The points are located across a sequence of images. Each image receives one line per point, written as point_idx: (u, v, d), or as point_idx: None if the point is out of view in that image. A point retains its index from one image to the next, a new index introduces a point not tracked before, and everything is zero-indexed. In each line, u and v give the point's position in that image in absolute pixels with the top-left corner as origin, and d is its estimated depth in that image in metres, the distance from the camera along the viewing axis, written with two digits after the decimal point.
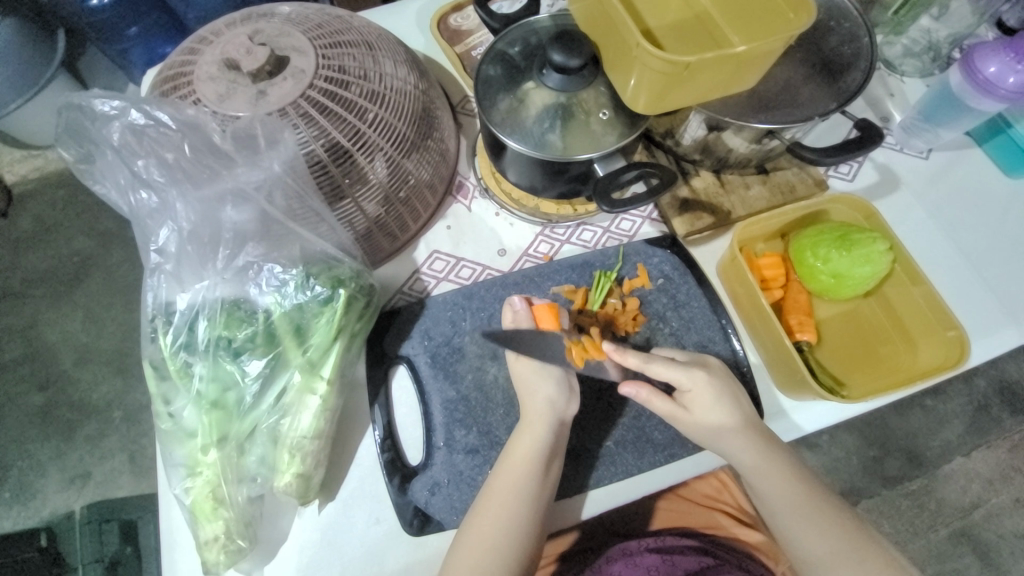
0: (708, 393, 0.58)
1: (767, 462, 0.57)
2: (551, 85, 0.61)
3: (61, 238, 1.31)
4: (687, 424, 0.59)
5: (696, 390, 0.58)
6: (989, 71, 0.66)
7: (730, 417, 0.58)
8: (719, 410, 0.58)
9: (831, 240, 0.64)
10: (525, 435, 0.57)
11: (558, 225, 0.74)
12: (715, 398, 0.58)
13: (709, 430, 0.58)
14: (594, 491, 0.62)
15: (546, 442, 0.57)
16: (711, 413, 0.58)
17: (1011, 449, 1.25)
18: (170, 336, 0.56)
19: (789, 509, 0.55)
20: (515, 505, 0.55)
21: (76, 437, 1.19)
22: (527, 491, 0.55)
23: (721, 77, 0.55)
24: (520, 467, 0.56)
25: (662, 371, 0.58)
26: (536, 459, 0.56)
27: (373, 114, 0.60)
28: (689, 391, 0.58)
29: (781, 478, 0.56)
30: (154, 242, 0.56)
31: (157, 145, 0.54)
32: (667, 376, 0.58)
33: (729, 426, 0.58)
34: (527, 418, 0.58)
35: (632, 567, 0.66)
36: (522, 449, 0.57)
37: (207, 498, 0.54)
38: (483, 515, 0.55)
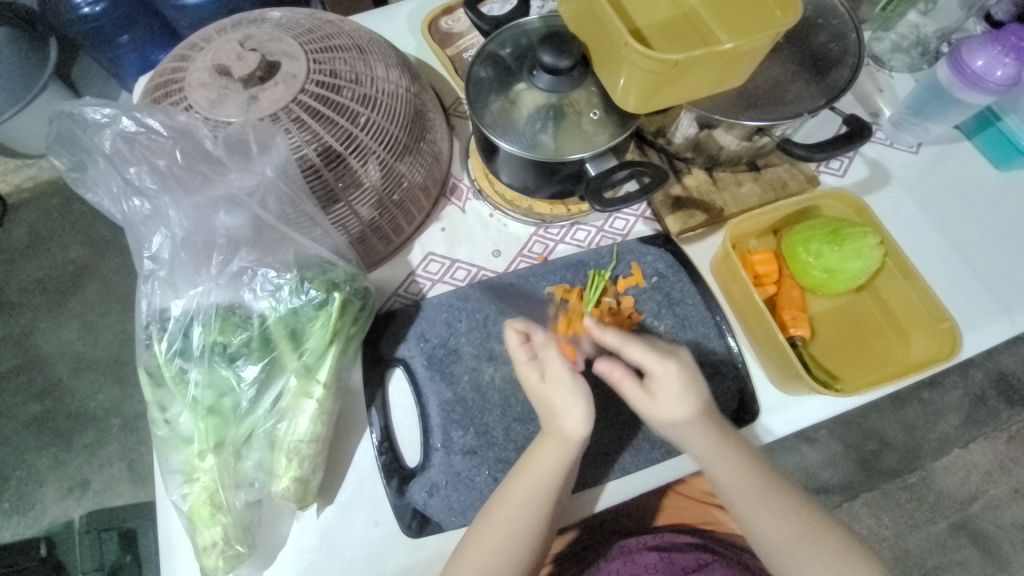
0: (677, 384, 0.55)
1: (733, 459, 0.57)
2: (542, 86, 0.61)
3: (56, 247, 1.31)
4: (652, 413, 0.57)
5: (667, 379, 0.55)
6: (976, 65, 0.67)
7: (697, 414, 0.56)
8: (683, 408, 0.56)
9: (822, 236, 0.64)
10: (549, 450, 0.56)
11: (552, 225, 0.75)
12: (681, 393, 0.55)
13: (668, 422, 0.57)
14: (610, 483, 0.63)
15: (568, 463, 0.56)
16: (670, 404, 0.56)
17: (1008, 440, 1.26)
18: (164, 343, 0.55)
19: (749, 497, 0.56)
20: (524, 517, 0.54)
21: (75, 445, 1.19)
22: (538, 505, 0.55)
23: (709, 75, 0.55)
24: (535, 486, 0.55)
25: (636, 354, 0.55)
26: (550, 477, 0.55)
27: (366, 117, 0.60)
28: (656, 386, 0.56)
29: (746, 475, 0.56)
30: (148, 249, 0.56)
31: (148, 152, 0.54)
32: (640, 360, 0.56)
33: (692, 420, 0.56)
34: (552, 436, 0.56)
35: (630, 565, 0.66)
36: (542, 466, 0.55)
37: (205, 504, 0.54)
38: (491, 525, 0.55)
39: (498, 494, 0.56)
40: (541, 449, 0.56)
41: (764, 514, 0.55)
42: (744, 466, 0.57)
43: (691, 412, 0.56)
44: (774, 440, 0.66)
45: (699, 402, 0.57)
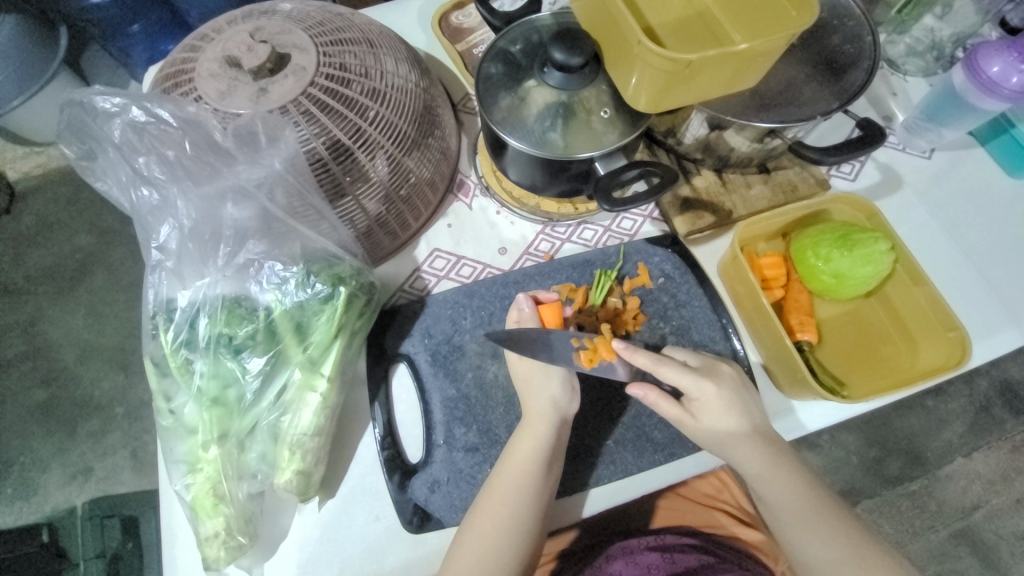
0: (715, 402, 0.57)
1: (785, 474, 0.56)
2: (552, 84, 0.61)
3: (63, 235, 1.32)
4: (693, 429, 0.58)
5: (704, 400, 0.57)
6: (992, 71, 0.66)
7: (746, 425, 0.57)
8: (726, 420, 0.57)
9: (832, 240, 0.63)
10: (528, 435, 0.57)
11: (559, 224, 0.74)
12: (721, 411, 0.57)
13: (712, 436, 0.58)
14: (592, 491, 0.62)
15: (548, 443, 0.57)
16: (715, 420, 0.57)
17: (1012, 450, 1.25)
18: (171, 333, 0.55)
19: (794, 512, 0.55)
20: (513, 505, 0.54)
21: (78, 433, 1.20)
22: (525, 490, 0.55)
23: (722, 76, 0.55)
24: (518, 469, 0.55)
25: (671, 375, 0.57)
26: (532, 461, 0.56)
27: (374, 112, 0.60)
28: (698, 402, 0.58)
29: (797, 490, 0.56)
30: (155, 239, 0.56)
31: (158, 142, 0.54)
32: (676, 381, 0.57)
33: (738, 430, 0.57)
34: (527, 420, 0.58)
35: (633, 566, 0.67)
36: (523, 450, 0.56)
37: (208, 495, 0.54)
38: (484, 518, 0.55)
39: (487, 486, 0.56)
40: (521, 435, 0.57)
41: (809, 529, 0.54)
42: (795, 481, 0.56)
43: (738, 421, 0.57)
44: (802, 436, 0.65)
45: (745, 412, 0.58)
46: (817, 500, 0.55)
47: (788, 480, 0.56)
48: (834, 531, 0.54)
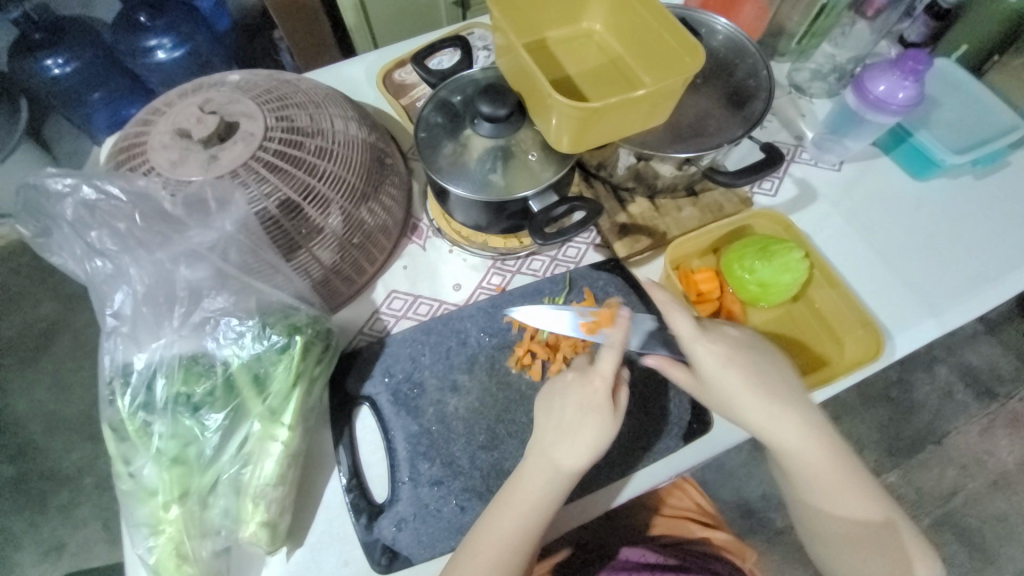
0: (713, 358, 0.60)
1: (812, 441, 0.59)
2: (485, 133, 0.66)
3: (28, 303, 1.31)
4: (699, 388, 0.62)
5: (704, 356, 0.61)
6: (879, 90, 0.75)
7: (772, 398, 0.60)
8: (725, 378, 0.60)
9: (754, 251, 0.69)
10: (537, 483, 0.57)
11: (508, 257, 0.78)
12: (734, 368, 0.60)
13: (717, 395, 0.61)
14: (567, 506, 0.64)
15: (554, 497, 0.57)
16: (721, 376, 0.60)
17: (979, 432, 1.31)
18: (127, 397, 0.56)
19: (796, 455, 0.59)
20: (515, 536, 0.56)
21: (49, 508, 1.16)
22: (526, 532, 0.56)
23: (634, 116, 0.61)
24: (524, 511, 0.56)
25: (676, 322, 0.61)
26: (534, 492, 0.57)
27: (323, 169, 0.64)
28: (711, 376, 0.60)
29: (824, 463, 0.59)
30: (110, 307, 0.58)
31: (109, 216, 0.57)
32: (682, 329, 0.61)
33: (741, 387, 0.60)
34: (548, 466, 0.57)
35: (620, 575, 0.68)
36: (530, 494, 0.57)
37: (171, 557, 0.54)
38: (480, 560, 0.55)
39: (480, 527, 0.57)
40: (535, 476, 0.57)
41: (806, 469, 0.59)
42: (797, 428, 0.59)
43: (760, 397, 0.59)
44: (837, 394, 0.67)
45: (766, 387, 0.60)
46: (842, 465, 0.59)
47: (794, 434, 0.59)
48: (856, 497, 0.59)
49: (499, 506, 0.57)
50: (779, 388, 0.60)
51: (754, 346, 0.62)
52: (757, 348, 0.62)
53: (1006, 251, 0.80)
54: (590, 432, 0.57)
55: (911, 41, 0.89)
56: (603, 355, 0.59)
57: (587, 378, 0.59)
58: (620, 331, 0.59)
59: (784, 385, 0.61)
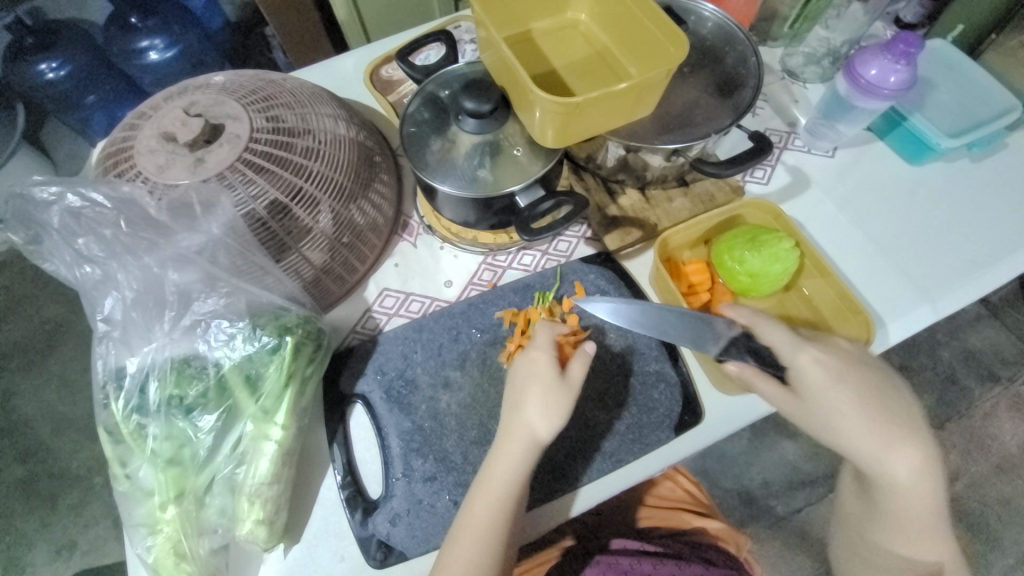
0: (829, 381, 0.57)
1: (921, 481, 0.56)
2: (469, 130, 0.66)
3: (32, 307, 1.32)
4: (801, 409, 0.58)
5: (813, 376, 0.57)
6: (869, 75, 0.74)
7: (885, 427, 0.56)
8: (848, 403, 0.56)
9: (744, 242, 0.68)
10: (506, 456, 0.58)
11: (499, 252, 0.78)
12: (844, 389, 0.56)
13: (824, 421, 0.57)
14: (569, 496, 0.64)
15: (524, 469, 0.58)
16: (831, 399, 0.56)
17: (983, 416, 1.31)
18: (121, 400, 0.57)
19: (901, 490, 0.57)
20: (494, 508, 0.56)
21: (60, 506, 1.18)
22: (502, 508, 0.57)
23: (619, 108, 0.61)
24: (496, 487, 0.57)
25: (768, 335, 0.60)
26: (507, 469, 0.57)
27: (311, 169, 0.64)
28: (816, 398, 0.57)
29: (930, 501, 0.57)
30: (100, 312, 0.58)
31: (95, 223, 0.57)
32: (772, 342, 0.60)
33: (862, 415, 0.56)
34: (520, 439, 0.58)
35: (614, 567, 0.68)
36: (501, 470, 0.57)
37: (169, 555, 0.55)
38: (460, 541, 0.56)
39: (464, 512, 0.58)
40: (508, 451, 0.58)
41: (908, 504, 0.57)
42: (915, 463, 0.56)
43: (877, 428, 0.56)
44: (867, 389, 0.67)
45: (894, 415, 0.57)
46: (934, 505, 0.57)
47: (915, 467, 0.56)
48: (931, 533, 0.59)
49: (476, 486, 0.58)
50: (906, 414, 0.57)
51: (865, 361, 0.60)
52: (875, 365, 0.60)
53: (1011, 239, 0.79)
54: (558, 406, 0.58)
55: (907, 22, 0.92)
56: (534, 347, 0.62)
57: (524, 368, 0.61)
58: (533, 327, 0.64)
59: (904, 415, 0.57)
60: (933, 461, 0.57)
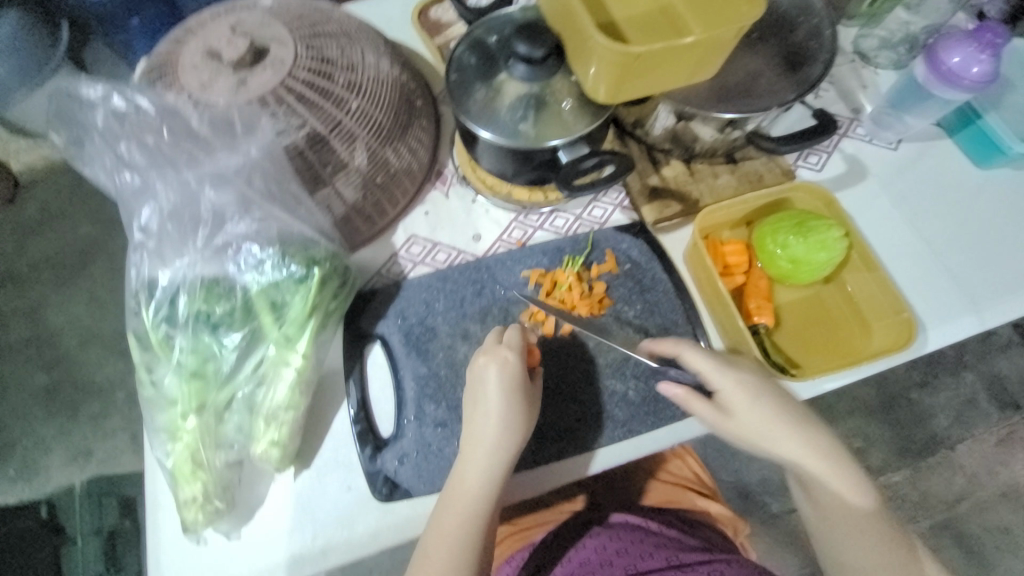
0: (747, 394, 0.59)
1: (852, 475, 0.58)
2: (519, 76, 0.63)
3: (66, 224, 1.36)
4: (728, 427, 0.60)
5: (733, 391, 0.59)
6: (953, 61, 0.68)
7: (804, 427, 0.59)
8: (766, 410, 0.59)
9: (790, 226, 0.65)
10: (474, 463, 0.57)
11: (532, 212, 0.77)
12: (763, 402, 0.59)
13: (751, 433, 0.59)
14: (597, 451, 0.65)
15: (493, 475, 0.57)
16: (750, 411, 0.59)
17: (998, 443, 1.27)
18: (152, 309, 0.58)
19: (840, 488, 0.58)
20: (462, 516, 0.56)
21: (80, 415, 1.24)
22: (474, 513, 0.56)
23: (679, 68, 0.57)
24: (468, 494, 0.56)
25: (691, 358, 0.61)
26: (477, 476, 0.57)
27: (353, 104, 0.63)
28: (740, 411, 0.59)
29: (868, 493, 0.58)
30: (137, 221, 0.59)
31: (137, 130, 0.58)
32: (695, 364, 0.61)
33: (780, 422, 0.59)
34: (477, 445, 0.58)
35: (616, 538, 0.69)
36: (470, 476, 0.57)
37: (186, 462, 0.57)
38: (434, 549, 0.55)
39: (435, 518, 0.57)
40: (470, 458, 0.57)
41: (852, 500, 0.58)
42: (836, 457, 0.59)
43: (793, 431, 0.59)
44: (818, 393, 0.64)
45: (804, 417, 0.60)
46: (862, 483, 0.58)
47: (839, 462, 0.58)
48: (882, 518, 0.57)
49: (445, 497, 0.57)
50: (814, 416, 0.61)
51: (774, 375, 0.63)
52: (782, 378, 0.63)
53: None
54: (520, 413, 0.58)
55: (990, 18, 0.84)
56: (487, 360, 0.60)
57: (478, 382, 0.60)
58: (490, 336, 0.62)
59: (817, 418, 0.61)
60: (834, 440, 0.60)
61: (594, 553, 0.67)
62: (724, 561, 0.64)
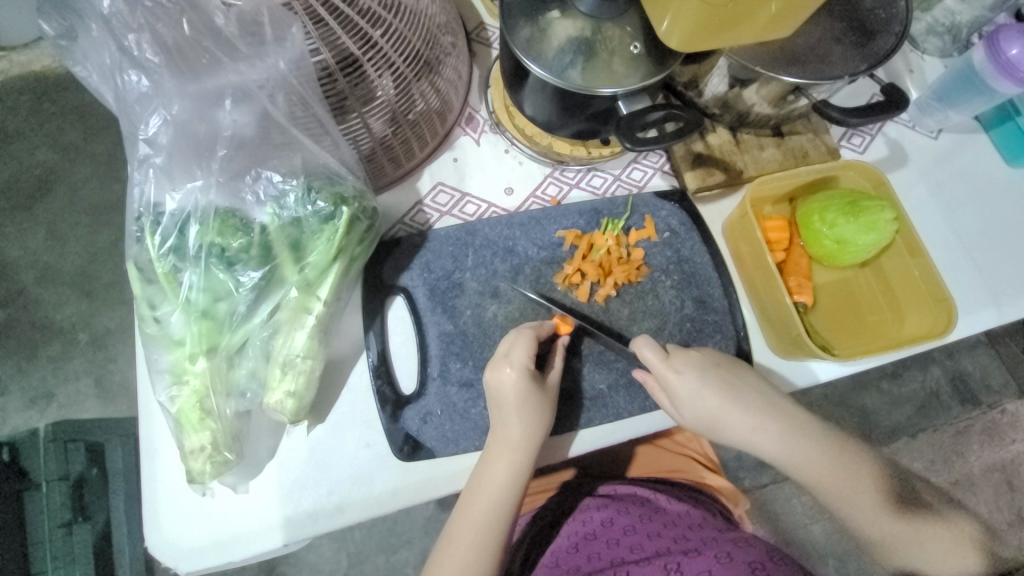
0: (693, 385, 0.59)
1: (800, 446, 0.59)
2: (584, 11, 0.58)
3: (22, 147, 1.20)
4: (684, 415, 0.61)
5: (682, 383, 0.59)
6: (1010, 53, 0.67)
7: (750, 408, 0.60)
8: (712, 399, 0.59)
9: (840, 206, 0.64)
10: (498, 464, 0.56)
11: (569, 168, 0.72)
12: (709, 393, 0.59)
13: (702, 420, 0.60)
14: (582, 432, 0.64)
15: (518, 474, 0.56)
16: (696, 401, 0.59)
17: (954, 434, 1.35)
18: (158, 237, 0.52)
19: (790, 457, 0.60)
20: (488, 513, 0.55)
21: (39, 356, 1.14)
22: (501, 510, 0.56)
23: (760, 23, 0.53)
24: (492, 493, 0.56)
25: (651, 357, 0.60)
26: (502, 476, 0.56)
27: (389, 25, 0.54)
28: (690, 402, 0.59)
29: (821, 460, 0.59)
30: (142, 131, 0.51)
31: (153, 18, 0.45)
32: (650, 361, 0.60)
33: (725, 407, 0.59)
34: (500, 445, 0.57)
35: (625, 513, 0.68)
36: (498, 474, 0.56)
37: (194, 408, 0.52)
38: (456, 546, 0.55)
39: (456, 513, 0.56)
40: (492, 458, 0.57)
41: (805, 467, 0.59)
42: (786, 431, 0.60)
43: (739, 412, 0.60)
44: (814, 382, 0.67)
45: (752, 398, 0.60)
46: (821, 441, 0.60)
47: (788, 436, 0.60)
48: (837, 469, 0.59)
49: (466, 494, 0.57)
50: (763, 395, 0.60)
51: (723, 360, 0.61)
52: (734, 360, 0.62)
53: None
54: (546, 415, 0.58)
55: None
56: (502, 368, 0.58)
57: (496, 388, 0.58)
58: (502, 344, 0.59)
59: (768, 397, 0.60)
60: (786, 409, 0.61)
61: (602, 528, 0.67)
62: (731, 543, 0.62)
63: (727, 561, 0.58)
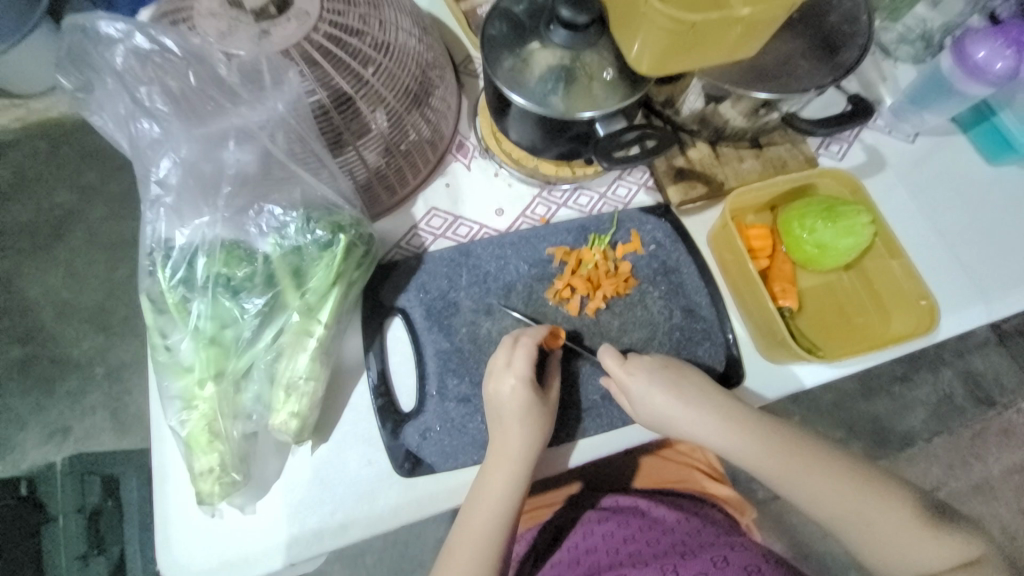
0: (645, 384, 0.61)
1: (749, 439, 0.59)
2: (557, 42, 0.60)
3: (42, 190, 1.27)
4: (642, 415, 0.62)
5: (637, 385, 0.61)
6: (979, 56, 0.69)
7: (697, 402, 0.61)
8: (662, 396, 0.60)
9: (818, 212, 0.66)
10: (496, 476, 0.58)
11: (556, 188, 0.75)
12: (658, 390, 0.60)
13: (655, 418, 0.61)
14: (578, 443, 0.65)
15: (515, 486, 0.58)
16: (647, 397, 0.60)
17: (971, 437, 1.32)
18: (168, 270, 0.56)
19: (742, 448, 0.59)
20: (485, 524, 0.56)
21: (57, 391, 1.18)
22: (499, 521, 0.57)
23: (727, 42, 0.56)
24: (489, 506, 0.57)
25: (616, 365, 0.62)
26: (501, 487, 0.57)
27: (378, 64, 0.59)
28: (642, 399, 0.61)
29: (773, 452, 0.58)
30: (155, 173, 0.55)
31: (161, 72, 0.53)
32: (614, 367, 0.62)
33: (675, 403, 0.60)
34: (498, 458, 0.58)
35: (624, 525, 0.69)
36: (496, 484, 0.57)
37: (203, 431, 0.54)
38: (455, 557, 0.56)
39: (456, 526, 0.58)
40: (490, 471, 0.58)
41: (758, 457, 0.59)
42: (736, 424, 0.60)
43: (686, 406, 0.60)
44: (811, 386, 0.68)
45: (698, 392, 0.61)
46: (772, 433, 0.59)
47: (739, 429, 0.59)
48: (789, 460, 0.58)
49: (466, 506, 0.58)
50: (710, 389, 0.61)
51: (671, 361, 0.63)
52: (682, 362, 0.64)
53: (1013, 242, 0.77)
54: (544, 427, 0.60)
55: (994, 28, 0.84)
56: (503, 380, 0.60)
57: (498, 400, 0.60)
58: (502, 355, 0.61)
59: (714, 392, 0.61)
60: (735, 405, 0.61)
61: (602, 540, 0.67)
62: (728, 547, 0.63)
63: (724, 565, 0.59)
